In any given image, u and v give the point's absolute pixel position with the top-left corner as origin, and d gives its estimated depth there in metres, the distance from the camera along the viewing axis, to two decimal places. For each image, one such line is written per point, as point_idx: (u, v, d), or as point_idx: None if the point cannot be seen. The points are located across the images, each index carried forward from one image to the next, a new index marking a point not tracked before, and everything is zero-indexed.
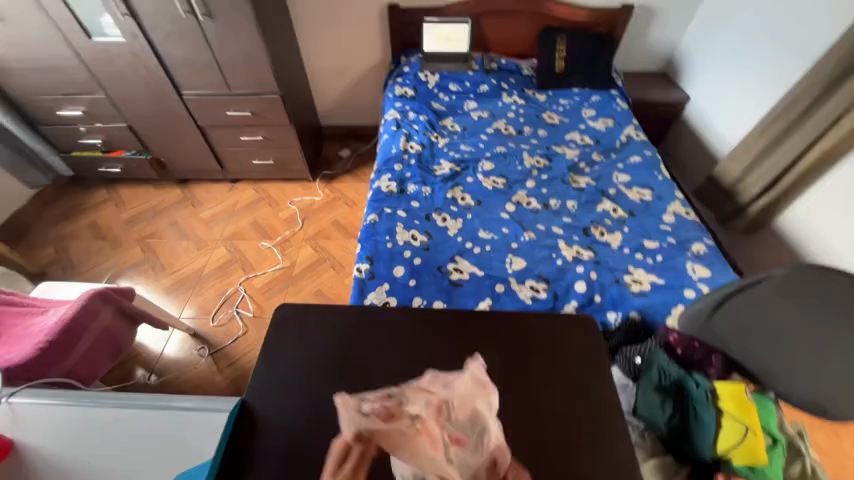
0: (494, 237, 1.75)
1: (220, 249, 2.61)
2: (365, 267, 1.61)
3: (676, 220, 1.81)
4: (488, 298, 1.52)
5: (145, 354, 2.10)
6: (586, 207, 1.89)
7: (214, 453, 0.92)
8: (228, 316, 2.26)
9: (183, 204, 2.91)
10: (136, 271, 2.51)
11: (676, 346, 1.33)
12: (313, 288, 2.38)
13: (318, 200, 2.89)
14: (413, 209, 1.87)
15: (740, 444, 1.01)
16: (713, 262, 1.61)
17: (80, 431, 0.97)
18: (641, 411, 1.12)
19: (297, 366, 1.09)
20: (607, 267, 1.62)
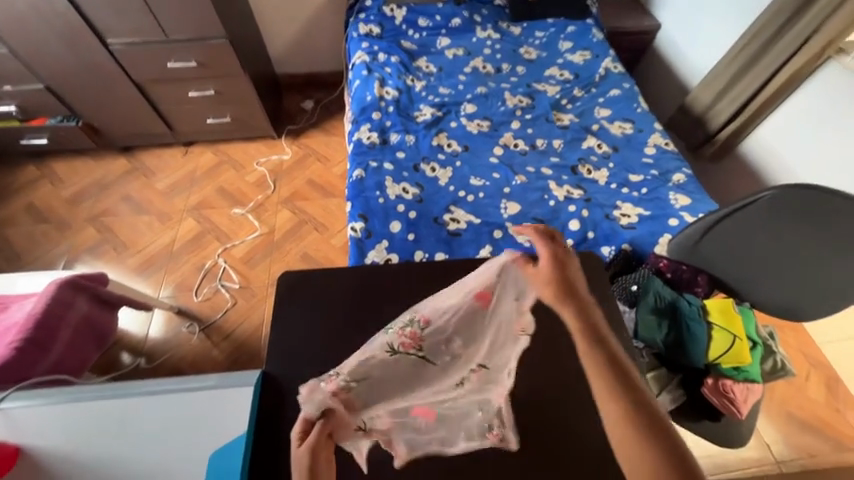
0: (486, 183, 1.73)
1: (187, 221, 2.41)
2: (360, 226, 1.55)
3: (657, 152, 1.85)
4: (488, 245, 1.54)
5: (129, 338, 2.00)
6: (572, 145, 1.89)
7: (246, 426, 0.92)
8: (212, 289, 2.15)
9: (133, 174, 2.61)
10: (96, 254, 2.29)
11: (666, 271, 1.38)
12: (298, 252, 2.29)
13: (287, 159, 2.69)
14: (399, 160, 1.79)
15: (728, 351, 1.15)
16: (692, 190, 1.69)
17: (93, 426, 0.92)
18: (641, 334, 1.22)
19: (315, 334, 1.07)
20: (597, 204, 1.66)
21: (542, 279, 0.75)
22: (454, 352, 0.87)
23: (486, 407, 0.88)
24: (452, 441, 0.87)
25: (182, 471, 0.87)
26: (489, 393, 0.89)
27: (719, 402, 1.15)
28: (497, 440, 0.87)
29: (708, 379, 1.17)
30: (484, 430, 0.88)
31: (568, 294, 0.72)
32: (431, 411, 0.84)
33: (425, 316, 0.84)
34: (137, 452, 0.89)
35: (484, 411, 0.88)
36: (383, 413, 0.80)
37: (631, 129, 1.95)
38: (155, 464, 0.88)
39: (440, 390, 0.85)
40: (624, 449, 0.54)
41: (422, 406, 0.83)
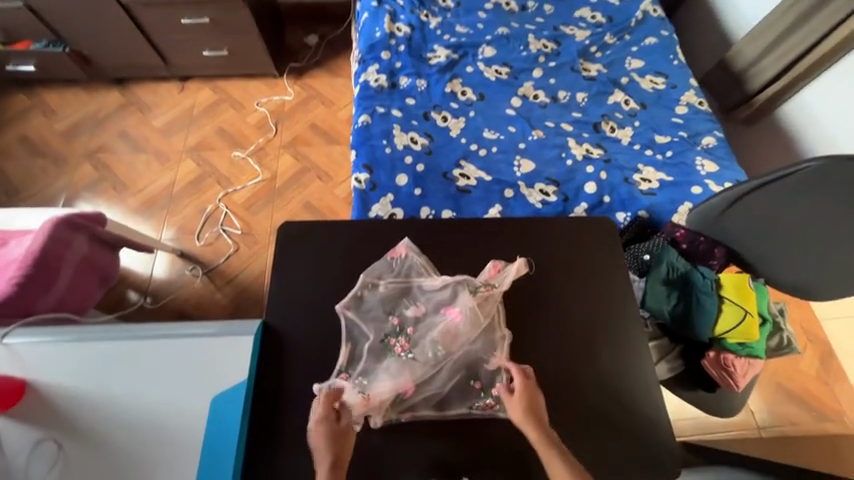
0: (501, 137, 1.62)
1: (186, 162, 2.33)
2: (364, 177, 1.47)
3: (689, 111, 1.70)
4: (497, 204, 1.46)
5: (134, 277, 2.01)
6: (596, 99, 1.73)
7: (247, 374, 0.93)
8: (213, 234, 2.12)
9: (128, 109, 2.48)
10: (95, 192, 2.24)
11: (682, 241, 1.30)
12: (301, 200, 2.23)
13: (290, 100, 2.53)
14: (409, 107, 1.66)
15: (736, 326, 1.12)
16: (721, 157, 1.57)
17: (98, 366, 0.93)
18: (648, 303, 1.19)
19: (315, 288, 1.05)
20: (617, 166, 1.55)
21: (516, 405, 0.90)
22: (443, 325, 1.02)
23: (475, 377, 0.99)
24: (441, 407, 0.95)
25: (185, 412, 0.89)
26: (480, 366, 1.00)
27: (717, 374, 1.15)
28: (488, 407, 0.95)
29: (710, 352, 1.16)
30: (475, 399, 0.96)
31: (536, 417, 0.89)
32: (413, 382, 0.95)
33: (419, 298, 1.06)
34: (142, 393, 0.91)
35: (475, 380, 0.99)
36: (383, 380, 0.95)
37: (664, 84, 1.78)
38: (159, 405, 0.89)
39: (429, 355, 0.99)
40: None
41: (410, 376, 0.96)
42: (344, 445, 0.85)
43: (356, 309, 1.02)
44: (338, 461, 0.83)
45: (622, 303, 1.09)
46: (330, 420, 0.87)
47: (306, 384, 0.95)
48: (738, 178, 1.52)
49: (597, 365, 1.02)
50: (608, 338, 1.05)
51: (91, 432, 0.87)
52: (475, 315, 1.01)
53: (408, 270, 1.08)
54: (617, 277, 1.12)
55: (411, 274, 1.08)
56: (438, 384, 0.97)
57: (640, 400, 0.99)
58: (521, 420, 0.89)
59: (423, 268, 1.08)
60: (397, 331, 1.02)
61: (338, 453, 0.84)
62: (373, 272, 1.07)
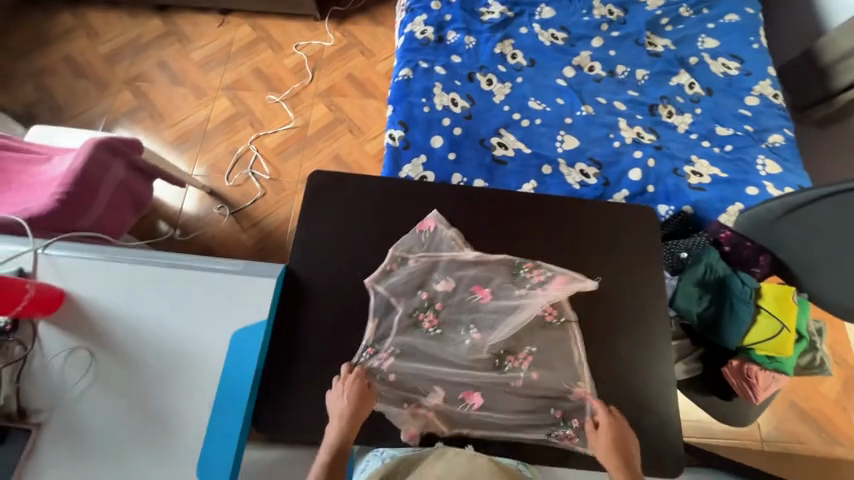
0: (547, 109, 1.52)
1: (221, 100, 2.32)
2: (399, 134, 1.42)
3: (760, 104, 1.54)
4: (533, 180, 1.39)
5: (165, 209, 2.07)
6: (658, 79, 1.59)
7: (267, 314, 0.95)
8: (243, 176, 2.14)
9: (169, 39, 2.46)
10: (133, 120, 2.27)
11: (725, 244, 1.23)
12: (330, 152, 2.20)
13: (329, 46, 2.44)
14: (453, 65, 1.56)
15: (768, 339, 1.07)
16: (787, 158, 1.44)
17: (130, 288, 0.97)
18: (678, 302, 1.14)
19: (340, 242, 1.05)
20: (668, 154, 1.44)
21: (601, 439, 0.87)
22: (471, 305, 1.03)
23: (556, 405, 0.95)
24: (513, 427, 0.92)
25: (206, 342, 0.93)
26: (560, 394, 0.96)
27: (737, 384, 1.11)
28: (568, 438, 0.92)
29: (733, 360, 1.12)
30: (555, 428, 0.93)
31: (624, 456, 0.84)
32: (481, 395, 0.95)
33: (449, 273, 1.05)
34: (168, 319, 0.95)
35: (557, 408, 0.95)
36: (413, 357, 0.97)
37: (737, 70, 1.60)
38: (183, 332, 0.94)
39: (457, 335, 1.00)
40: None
41: (439, 357, 0.97)
42: (362, 410, 0.86)
43: (384, 283, 1.01)
44: (351, 426, 0.83)
45: (652, 298, 1.05)
46: (350, 387, 0.88)
47: (322, 331, 0.97)
48: (801, 184, 1.39)
49: (615, 356, 1.00)
50: (630, 331, 1.02)
51: (120, 348, 0.93)
52: (507, 300, 1.02)
53: (438, 244, 1.06)
54: (650, 271, 1.07)
55: (441, 248, 1.06)
56: (513, 402, 0.94)
57: (653, 395, 0.97)
58: (605, 457, 0.84)
59: (456, 244, 1.06)
60: (426, 306, 1.02)
61: (353, 417, 0.84)
62: (403, 247, 1.05)
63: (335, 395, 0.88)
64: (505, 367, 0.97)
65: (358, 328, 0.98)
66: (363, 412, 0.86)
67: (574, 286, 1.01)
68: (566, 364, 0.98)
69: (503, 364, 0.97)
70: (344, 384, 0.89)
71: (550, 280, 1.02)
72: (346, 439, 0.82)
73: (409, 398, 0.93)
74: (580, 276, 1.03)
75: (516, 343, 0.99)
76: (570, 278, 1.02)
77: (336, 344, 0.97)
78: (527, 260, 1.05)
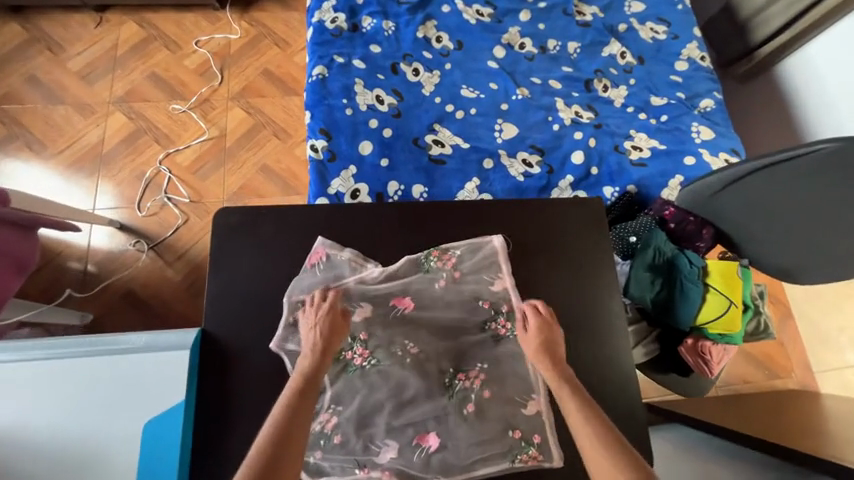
0: (481, 96, 1.41)
1: (115, 115, 1.98)
2: (321, 144, 1.26)
3: (689, 68, 1.52)
4: (475, 178, 1.30)
5: (69, 249, 1.77)
6: (590, 51, 1.52)
7: (185, 393, 0.82)
8: (157, 204, 1.87)
9: (35, 47, 2.04)
10: (6, 152, 1.89)
11: (670, 221, 1.23)
12: (256, 162, 1.97)
13: (236, 40, 2.14)
14: (373, 57, 1.39)
15: (720, 318, 1.09)
16: (718, 122, 1.44)
17: (5, 392, 0.80)
18: (631, 291, 1.11)
19: (264, 290, 0.91)
20: (607, 132, 1.39)
21: (531, 342, 0.87)
22: (401, 324, 0.95)
23: (513, 425, 0.89)
24: (475, 463, 0.86)
25: (115, 441, 0.79)
26: (514, 413, 0.90)
27: (693, 361, 1.12)
28: (532, 458, 0.86)
29: (688, 339, 1.13)
30: (517, 451, 0.86)
31: (552, 355, 0.85)
32: (433, 434, 0.88)
33: (360, 296, 0.94)
34: (61, 421, 0.79)
35: (514, 428, 0.89)
36: (356, 406, 0.89)
37: (665, 34, 1.57)
38: (83, 434, 0.78)
39: (394, 359, 0.91)
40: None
41: (383, 401, 0.89)
42: (334, 337, 0.82)
43: (293, 336, 0.87)
44: (324, 354, 0.79)
45: (605, 294, 1.00)
46: (321, 315, 0.83)
47: (255, 396, 0.84)
48: (733, 146, 1.39)
49: (575, 362, 0.95)
50: (587, 333, 0.97)
51: (2, 469, 0.76)
52: (438, 300, 0.98)
53: (327, 266, 0.94)
54: (602, 265, 1.02)
55: (341, 273, 0.94)
56: (469, 432, 0.88)
57: (618, 396, 0.94)
58: (535, 358, 0.85)
59: (356, 264, 0.95)
60: (350, 341, 0.91)
61: (328, 345, 0.81)
62: (301, 291, 0.91)
63: (304, 326, 0.83)
64: (456, 386, 0.91)
65: None
66: (337, 340, 0.82)
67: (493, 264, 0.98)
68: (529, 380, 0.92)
69: (453, 385, 0.91)
70: (314, 313, 0.84)
71: (464, 262, 0.99)
72: (320, 367, 0.78)
73: (362, 461, 0.86)
74: (490, 244, 0.99)
75: (467, 359, 0.94)
76: (493, 259, 0.98)
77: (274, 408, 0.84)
78: (433, 249, 0.98)
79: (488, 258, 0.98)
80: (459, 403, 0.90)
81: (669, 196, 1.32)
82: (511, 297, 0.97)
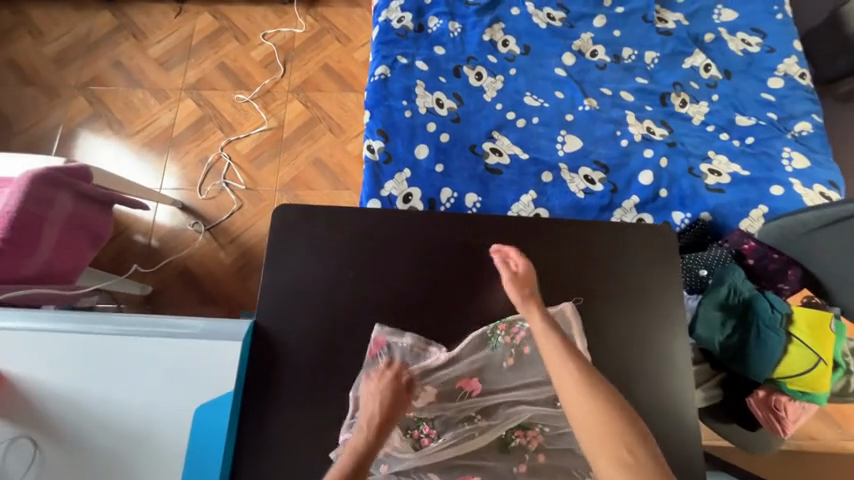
0: (544, 105, 1.34)
1: (186, 101, 2.10)
2: (378, 145, 1.25)
3: (784, 86, 1.36)
4: (532, 191, 1.24)
5: (136, 223, 1.91)
6: (670, 61, 1.40)
7: (234, 384, 0.84)
8: (216, 188, 1.96)
9: (122, 33, 2.21)
10: (90, 129, 2.06)
11: (750, 257, 1.10)
12: (310, 155, 2.01)
13: (300, 34, 2.20)
14: (437, 58, 1.37)
15: (804, 374, 0.97)
16: (814, 149, 1.28)
17: (74, 361, 0.85)
18: (698, 330, 1.02)
19: (315, 290, 0.92)
20: (682, 151, 1.28)
21: (518, 285, 0.88)
22: (468, 402, 0.87)
23: None
24: None
25: (165, 421, 0.82)
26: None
27: (763, 416, 1.01)
28: None
29: (759, 391, 1.02)
30: None
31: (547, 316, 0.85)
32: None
33: (430, 381, 0.87)
34: (122, 394, 0.83)
35: None
36: (404, 456, 0.82)
37: (758, 46, 1.41)
38: (140, 409, 0.83)
39: (460, 428, 0.85)
40: (591, 439, 0.69)
41: (435, 460, 0.82)
42: (390, 416, 0.79)
43: (362, 424, 0.83)
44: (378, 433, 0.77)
45: (668, 328, 0.93)
46: (385, 389, 0.81)
47: (300, 393, 0.86)
48: (831, 178, 1.23)
49: (631, 404, 0.88)
50: (646, 370, 0.90)
51: (67, 433, 0.81)
52: (508, 383, 0.89)
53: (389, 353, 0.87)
54: (668, 298, 0.94)
55: (407, 361, 0.87)
56: None
57: (676, 446, 0.85)
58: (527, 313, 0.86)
59: (419, 350, 0.88)
60: (417, 421, 0.85)
61: (383, 421, 0.78)
62: (365, 386, 0.85)
63: (366, 398, 0.81)
64: (512, 442, 0.84)
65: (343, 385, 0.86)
66: (392, 419, 0.80)
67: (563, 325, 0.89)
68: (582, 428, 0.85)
69: (510, 440, 0.84)
70: (381, 383, 0.82)
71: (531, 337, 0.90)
72: (372, 447, 0.76)
73: (401, 473, 0.81)
74: (560, 308, 0.91)
75: (528, 415, 0.86)
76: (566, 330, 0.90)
77: (317, 409, 0.85)
78: (499, 322, 0.91)
79: (564, 330, 0.89)
80: (511, 461, 0.83)
81: (748, 228, 1.19)
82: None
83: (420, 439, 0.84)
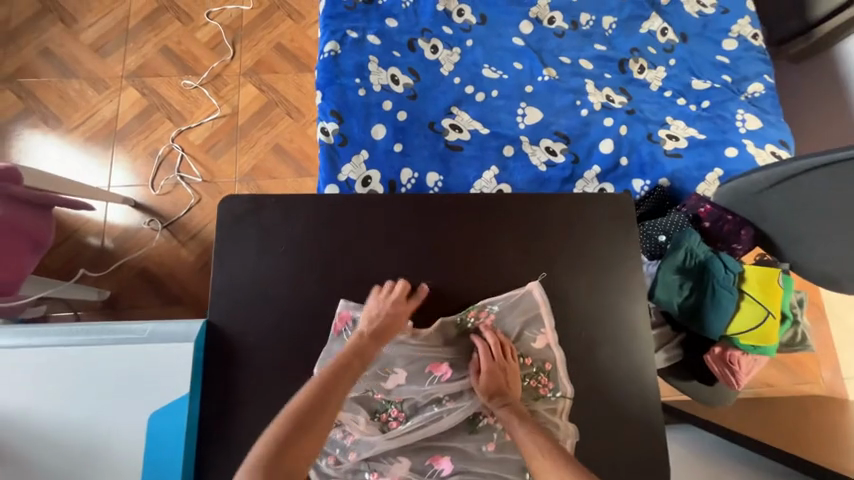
0: (503, 77, 1.30)
1: (128, 90, 1.95)
2: (332, 128, 1.19)
3: (738, 47, 1.37)
4: (494, 167, 1.22)
5: (86, 224, 1.79)
6: (627, 27, 1.38)
7: (190, 387, 0.81)
8: (170, 182, 1.85)
9: (48, 17, 2.01)
10: (23, 126, 1.89)
11: (706, 220, 1.13)
12: (268, 142, 1.92)
13: (248, 12, 2.05)
14: (389, 32, 1.30)
15: (755, 330, 1.02)
16: (766, 110, 1.30)
17: (10, 379, 0.80)
18: (658, 293, 1.04)
19: (270, 285, 0.88)
20: (641, 119, 1.27)
21: (483, 388, 0.83)
22: (436, 386, 0.86)
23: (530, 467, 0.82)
24: None
25: (121, 428, 0.79)
26: None
27: (719, 371, 1.05)
28: None
29: (716, 347, 1.05)
30: None
31: (500, 388, 0.83)
32: (450, 460, 0.82)
33: (396, 363, 0.87)
34: (68, 408, 0.79)
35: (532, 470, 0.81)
36: (372, 442, 0.81)
37: (713, 7, 1.41)
38: (91, 420, 0.79)
39: (427, 412, 0.84)
40: None
41: (403, 445, 0.82)
42: (394, 328, 0.84)
43: None
44: (380, 339, 0.83)
45: (628, 295, 0.94)
46: (393, 304, 0.85)
47: (261, 385, 0.83)
48: (782, 138, 1.26)
49: (595, 371, 0.90)
50: (611, 337, 0.92)
51: (13, 452, 0.77)
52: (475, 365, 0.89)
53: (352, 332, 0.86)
54: (630, 267, 0.95)
55: None
56: (483, 468, 0.81)
57: (637, 407, 0.88)
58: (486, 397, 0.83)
59: None
60: (384, 403, 0.85)
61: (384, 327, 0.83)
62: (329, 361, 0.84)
63: (366, 310, 0.85)
64: (480, 422, 0.85)
65: (305, 373, 0.84)
66: (396, 331, 0.85)
67: (529, 303, 0.90)
68: (550, 402, 0.86)
69: (477, 420, 0.85)
70: (383, 300, 0.86)
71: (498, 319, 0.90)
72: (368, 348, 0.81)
73: (371, 460, 0.81)
74: (526, 289, 0.90)
75: None
76: (534, 311, 0.90)
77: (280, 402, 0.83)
78: (470, 310, 0.89)
79: (529, 310, 0.90)
80: (480, 440, 0.84)
81: (705, 191, 1.21)
82: (556, 355, 0.88)
83: (388, 427, 0.83)
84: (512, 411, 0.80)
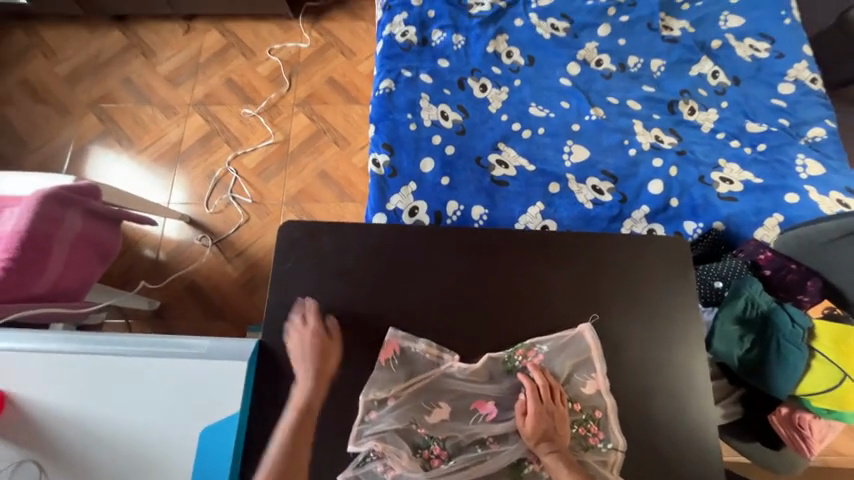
0: (550, 115, 1.33)
1: (194, 117, 2.13)
2: (383, 159, 1.25)
3: (796, 92, 1.34)
4: (540, 202, 1.22)
5: (145, 237, 1.92)
6: (676, 69, 1.39)
7: (240, 406, 0.83)
8: (223, 202, 1.97)
9: (132, 51, 2.25)
10: (101, 145, 2.10)
11: (766, 267, 1.08)
12: (316, 167, 2.02)
13: (306, 49, 2.23)
14: (441, 71, 1.37)
15: (830, 391, 0.94)
16: (829, 156, 1.25)
17: (80, 384, 0.85)
18: (715, 345, 0.99)
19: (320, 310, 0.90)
20: (692, 160, 1.25)
21: (530, 432, 0.81)
22: (481, 426, 0.84)
23: None
24: None
25: (173, 441, 0.81)
26: None
27: (786, 434, 0.96)
28: None
29: (782, 408, 0.98)
30: None
31: (548, 434, 0.81)
32: None
33: (442, 397, 0.86)
34: (128, 418, 0.83)
35: None
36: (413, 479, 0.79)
37: (767, 51, 1.39)
38: (147, 431, 0.82)
39: (471, 452, 0.82)
40: None
41: None
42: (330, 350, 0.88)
43: (373, 434, 0.81)
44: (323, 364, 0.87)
45: (684, 343, 0.90)
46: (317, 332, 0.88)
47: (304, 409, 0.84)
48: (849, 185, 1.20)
49: (650, 422, 0.85)
50: (667, 387, 0.87)
51: (75, 457, 0.81)
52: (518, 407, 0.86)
53: (398, 361, 0.87)
54: (686, 312, 0.91)
55: (418, 368, 0.87)
56: None
57: (698, 468, 0.82)
58: (534, 441, 0.80)
59: (432, 357, 0.87)
60: (427, 439, 0.83)
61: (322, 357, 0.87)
62: (375, 389, 0.85)
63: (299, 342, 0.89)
64: (526, 469, 0.81)
65: (349, 399, 0.84)
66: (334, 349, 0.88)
67: (578, 344, 0.88)
68: (602, 453, 0.82)
69: (522, 467, 0.81)
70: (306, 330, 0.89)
71: (547, 361, 0.87)
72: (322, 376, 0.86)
73: None
74: (574, 330, 0.88)
75: None
76: (585, 353, 0.88)
77: (323, 428, 0.83)
78: (518, 347, 0.87)
79: (580, 352, 0.88)
80: None
81: (763, 237, 1.16)
82: (607, 402, 0.85)
83: (430, 465, 0.81)
84: (559, 460, 0.79)
